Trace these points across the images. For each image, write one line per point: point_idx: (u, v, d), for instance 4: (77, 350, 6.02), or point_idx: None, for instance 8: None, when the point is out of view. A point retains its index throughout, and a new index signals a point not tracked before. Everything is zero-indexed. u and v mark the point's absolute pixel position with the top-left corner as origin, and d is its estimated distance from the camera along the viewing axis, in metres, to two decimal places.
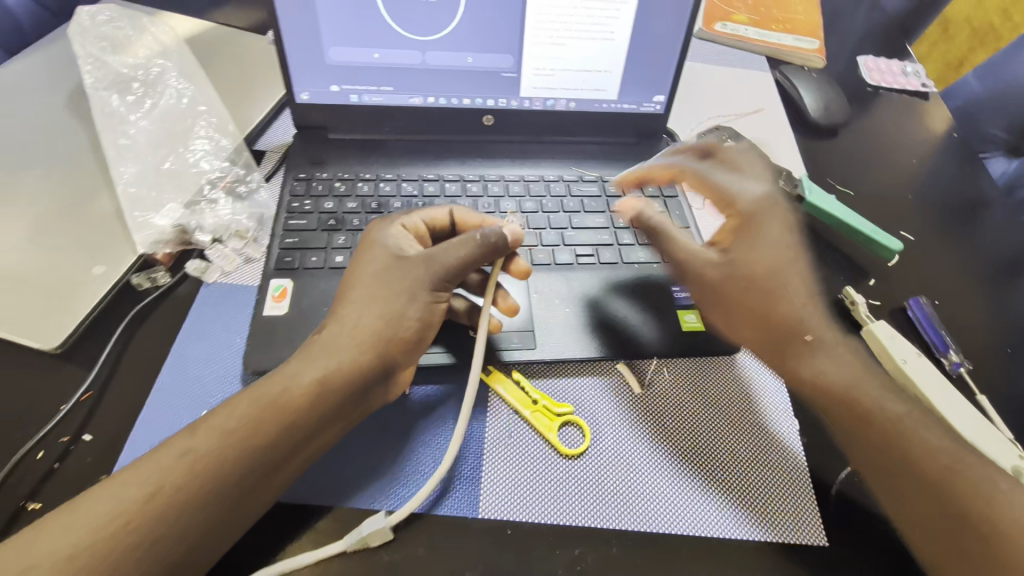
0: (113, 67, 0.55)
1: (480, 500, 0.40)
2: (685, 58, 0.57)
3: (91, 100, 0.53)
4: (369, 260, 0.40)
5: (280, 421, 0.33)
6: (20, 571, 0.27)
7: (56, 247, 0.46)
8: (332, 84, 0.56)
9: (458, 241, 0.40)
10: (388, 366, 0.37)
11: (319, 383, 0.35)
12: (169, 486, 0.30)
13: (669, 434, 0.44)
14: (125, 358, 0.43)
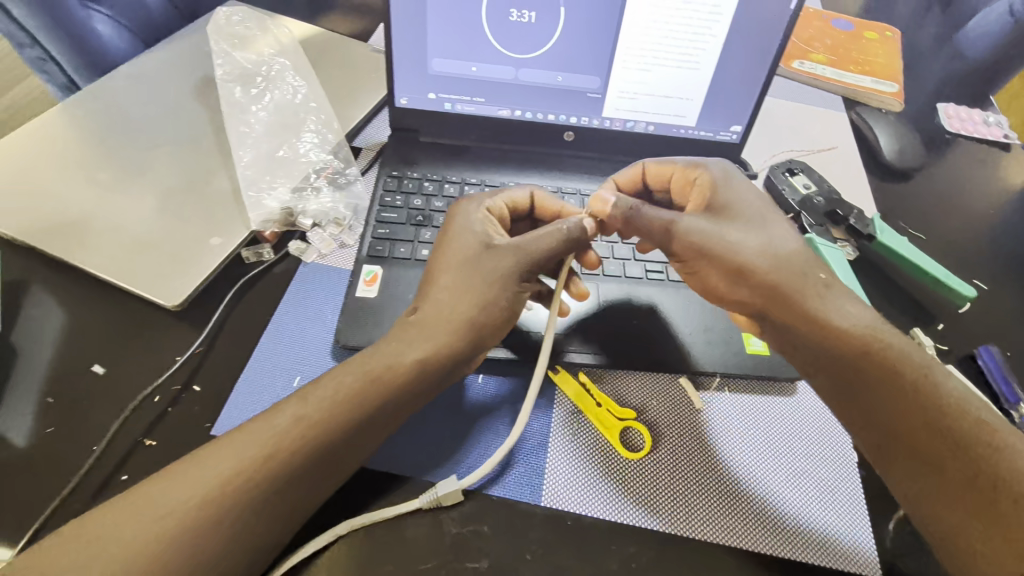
0: (240, 62, 0.62)
1: (543, 489, 0.42)
2: (767, 92, 0.59)
3: (219, 90, 0.59)
4: (459, 248, 0.44)
5: (379, 387, 0.37)
6: (157, 494, 0.31)
7: (181, 216, 0.51)
8: (430, 92, 0.60)
9: (545, 233, 0.44)
10: (475, 348, 0.41)
11: (415, 357, 0.38)
12: (284, 436, 0.34)
13: (727, 452, 0.45)
14: (231, 321, 0.48)
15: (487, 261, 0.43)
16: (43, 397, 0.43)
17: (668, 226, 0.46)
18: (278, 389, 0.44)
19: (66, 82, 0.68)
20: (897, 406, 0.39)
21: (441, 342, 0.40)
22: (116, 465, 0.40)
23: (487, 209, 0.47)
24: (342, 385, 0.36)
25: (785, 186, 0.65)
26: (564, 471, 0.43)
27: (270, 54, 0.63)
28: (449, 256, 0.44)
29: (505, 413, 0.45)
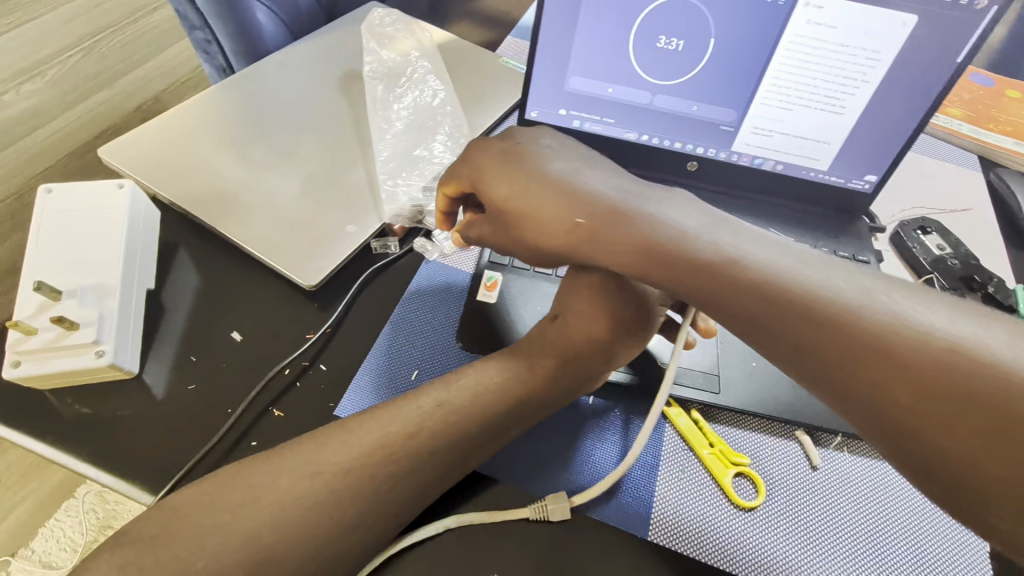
0: (385, 61, 0.66)
1: (651, 524, 0.41)
2: (912, 145, 0.56)
3: (366, 87, 0.63)
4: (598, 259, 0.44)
5: None
6: (306, 468, 0.33)
7: (321, 201, 0.53)
8: (561, 108, 0.61)
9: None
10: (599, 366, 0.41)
11: None
12: (424, 429, 0.35)
13: (844, 516, 0.43)
14: (357, 307, 0.50)
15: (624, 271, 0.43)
16: (183, 355, 0.45)
17: (567, 219, 0.41)
18: (398, 379, 0.45)
19: (221, 65, 0.74)
20: (919, 391, 0.28)
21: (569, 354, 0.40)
22: (245, 430, 0.42)
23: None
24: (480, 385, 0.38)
25: (916, 244, 0.62)
26: (672, 507, 0.42)
27: (414, 57, 0.67)
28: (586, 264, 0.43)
29: (614, 433, 0.44)
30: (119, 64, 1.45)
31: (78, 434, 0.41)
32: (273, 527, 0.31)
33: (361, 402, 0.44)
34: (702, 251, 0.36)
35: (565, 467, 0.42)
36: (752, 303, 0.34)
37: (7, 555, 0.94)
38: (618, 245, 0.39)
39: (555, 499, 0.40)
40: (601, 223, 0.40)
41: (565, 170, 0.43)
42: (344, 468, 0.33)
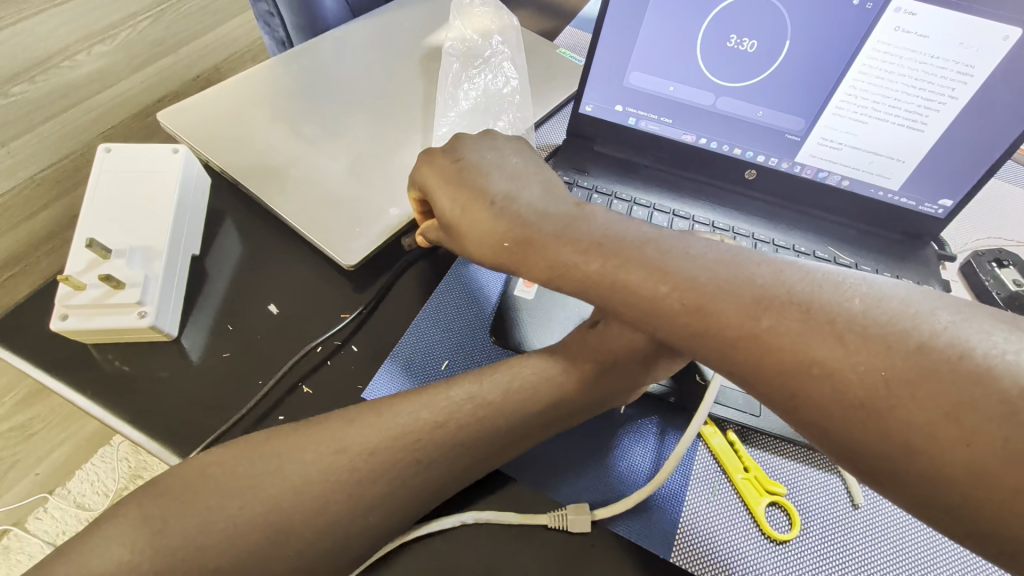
0: (462, 34, 0.64)
1: (675, 546, 0.39)
2: (996, 171, 0.52)
3: (442, 65, 0.61)
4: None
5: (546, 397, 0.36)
6: (331, 447, 0.32)
7: (368, 181, 0.53)
8: (618, 104, 0.59)
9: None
10: (633, 382, 0.39)
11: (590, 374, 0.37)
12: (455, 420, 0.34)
13: (883, 560, 0.40)
14: (394, 291, 0.49)
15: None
16: (221, 323, 0.46)
17: (491, 232, 0.41)
18: (427, 368, 0.45)
19: (281, 37, 0.74)
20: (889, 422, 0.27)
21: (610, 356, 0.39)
22: (274, 404, 0.42)
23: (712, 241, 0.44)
24: (517, 382, 0.37)
25: (990, 278, 0.57)
26: (699, 531, 0.40)
27: (492, 34, 0.64)
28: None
29: (644, 446, 0.43)
30: (184, 32, 1.49)
31: (116, 390, 0.42)
32: (292, 506, 0.30)
33: (388, 387, 0.43)
34: (632, 269, 0.35)
35: (591, 477, 0.41)
36: (731, 316, 0.32)
37: (44, 492, 0.98)
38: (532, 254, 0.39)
39: (578, 510, 0.38)
40: (524, 238, 0.40)
41: (502, 185, 0.43)
42: (370, 452, 0.32)
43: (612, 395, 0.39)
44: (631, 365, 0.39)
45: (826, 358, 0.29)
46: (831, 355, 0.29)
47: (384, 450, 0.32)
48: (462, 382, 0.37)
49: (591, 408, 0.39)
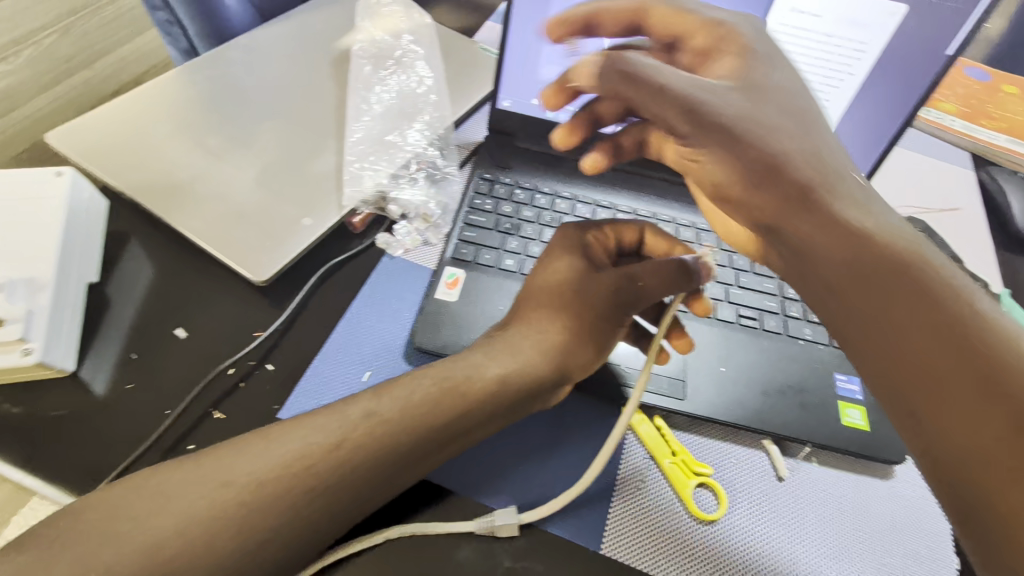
0: (375, 36, 0.63)
1: (606, 538, 0.39)
2: (899, 139, 0.52)
3: (352, 65, 0.60)
4: (563, 267, 0.40)
5: (456, 408, 0.34)
6: (219, 479, 0.30)
7: (279, 193, 0.51)
8: (534, 97, 0.58)
9: (658, 264, 0.40)
10: (562, 376, 0.38)
11: (498, 382, 0.35)
12: (349, 442, 0.32)
13: (808, 529, 0.41)
14: (311, 305, 0.48)
15: (592, 286, 0.39)
16: (125, 353, 0.43)
17: (688, 100, 0.31)
18: (347, 380, 0.44)
19: (185, 47, 0.71)
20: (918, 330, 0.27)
21: (525, 359, 0.36)
22: (182, 435, 0.40)
23: (591, 238, 0.42)
24: (417, 395, 0.34)
25: None
26: (631, 522, 0.40)
27: (405, 35, 0.64)
28: (552, 274, 0.40)
29: (573, 443, 0.43)
30: (99, 45, 1.42)
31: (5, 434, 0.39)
32: (177, 547, 0.28)
33: (305, 405, 0.42)
34: (823, 230, 0.29)
35: (519, 477, 0.41)
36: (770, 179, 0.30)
37: None
38: (657, 91, 0.32)
39: (505, 515, 0.38)
40: (689, 98, 0.31)
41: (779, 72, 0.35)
42: (261, 483, 0.30)
43: (540, 394, 0.38)
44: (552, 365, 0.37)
45: (868, 305, 0.28)
46: (876, 306, 0.28)
47: (273, 482, 0.31)
48: (357, 399, 0.34)
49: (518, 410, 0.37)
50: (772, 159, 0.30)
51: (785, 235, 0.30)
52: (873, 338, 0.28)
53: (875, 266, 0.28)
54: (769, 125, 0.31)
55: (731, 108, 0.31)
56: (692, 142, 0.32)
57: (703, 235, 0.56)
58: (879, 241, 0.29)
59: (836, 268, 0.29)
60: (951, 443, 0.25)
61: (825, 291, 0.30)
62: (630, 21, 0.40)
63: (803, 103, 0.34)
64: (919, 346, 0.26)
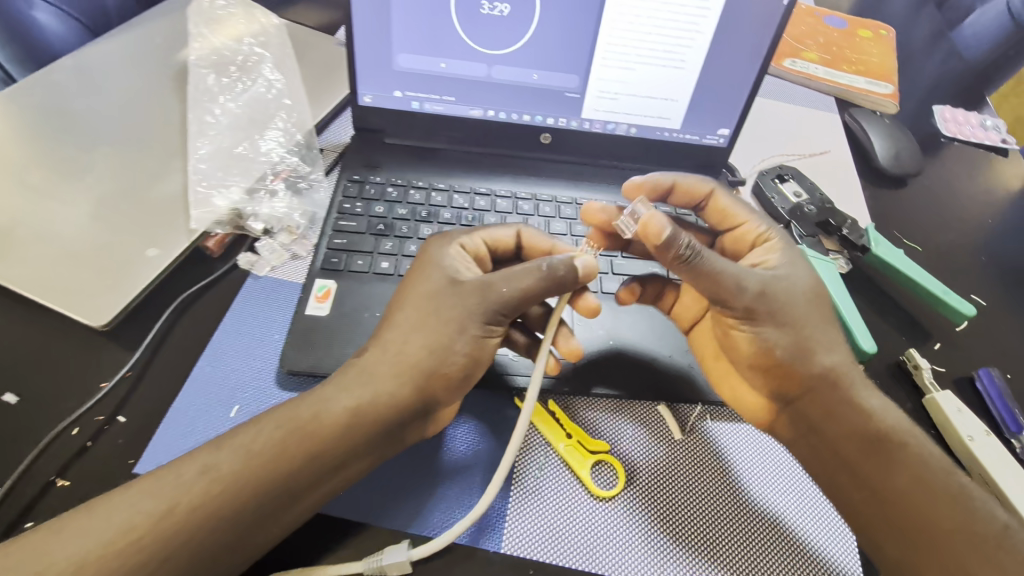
0: (217, 44, 0.58)
1: (506, 534, 0.38)
2: (758, 89, 0.54)
3: (189, 75, 0.55)
4: (426, 280, 0.39)
5: (306, 449, 0.33)
6: (31, 568, 0.28)
7: (120, 227, 0.46)
8: (395, 89, 0.55)
9: (523, 269, 0.38)
10: (427, 404, 0.37)
11: (348, 416, 0.34)
12: (182, 506, 0.30)
13: (704, 488, 0.42)
14: (169, 341, 0.44)
15: (452, 299, 0.38)
16: None
17: (738, 281, 0.41)
18: (213, 420, 0.40)
19: None
20: (863, 455, 0.39)
21: (377, 387, 0.35)
22: (21, 512, 0.36)
23: (461, 246, 0.42)
24: (259, 441, 0.33)
25: (774, 193, 0.61)
26: (530, 513, 0.39)
27: (251, 39, 0.59)
28: (414, 290, 0.39)
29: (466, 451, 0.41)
30: None
31: None
32: None
33: (166, 455, 0.38)
34: (846, 411, 0.40)
35: (411, 490, 0.39)
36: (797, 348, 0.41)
37: None
38: (709, 276, 0.40)
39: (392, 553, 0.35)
40: (738, 281, 0.41)
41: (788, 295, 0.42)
42: (81, 566, 0.28)
43: (410, 421, 0.36)
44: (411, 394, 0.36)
45: (878, 478, 0.38)
46: (879, 481, 0.38)
47: (96, 563, 0.28)
48: (196, 453, 0.32)
49: (387, 445, 0.36)
50: (810, 341, 0.41)
51: (824, 423, 0.40)
52: (868, 502, 0.38)
53: (877, 444, 0.39)
54: (802, 285, 0.42)
55: (755, 280, 0.41)
56: (747, 308, 0.41)
57: (584, 209, 0.56)
58: (875, 419, 0.39)
59: (847, 447, 0.39)
60: (927, 556, 0.36)
61: (841, 465, 0.39)
62: (696, 201, 0.49)
63: (794, 277, 0.43)
64: (873, 491, 0.38)
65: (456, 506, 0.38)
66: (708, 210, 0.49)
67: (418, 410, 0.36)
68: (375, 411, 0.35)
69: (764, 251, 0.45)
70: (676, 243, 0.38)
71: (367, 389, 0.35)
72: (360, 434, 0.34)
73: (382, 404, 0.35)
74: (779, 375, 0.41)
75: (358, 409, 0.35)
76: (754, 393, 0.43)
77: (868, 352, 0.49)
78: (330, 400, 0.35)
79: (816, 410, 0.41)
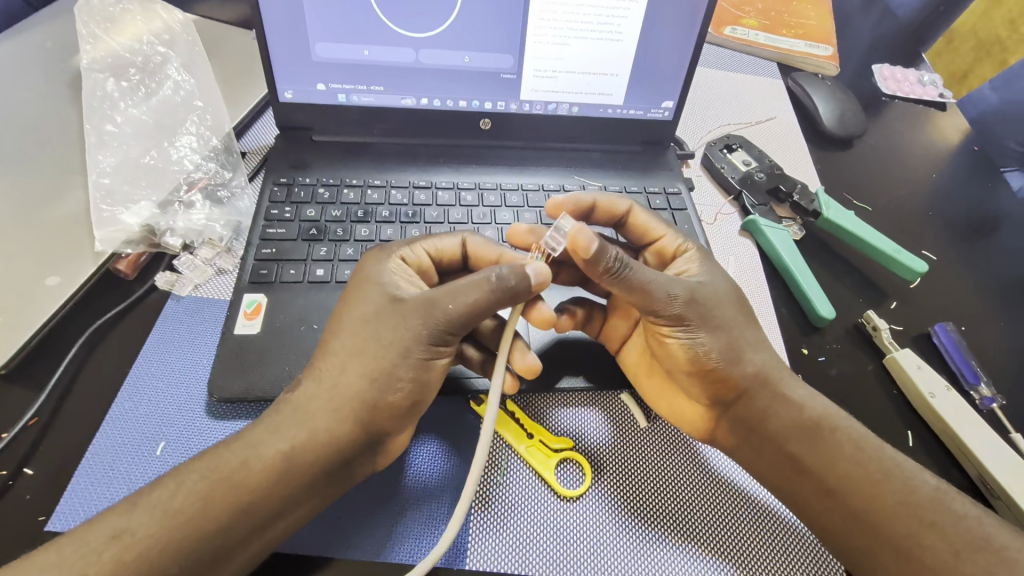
0: (116, 49, 0.52)
1: (470, 549, 0.36)
2: (699, 56, 0.50)
3: (84, 81, 0.50)
4: (363, 300, 0.36)
5: (236, 501, 0.30)
6: None
7: (12, 256, 0.42)
8: (318, 82, 0.49)
9: (468, 282, 0.34)
10: (372, 439, 0.34)
11: (283, 460, 0.31)
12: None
13: (674, 475, 0.40)
14: (83, 377, 0.40)
15: (393, 320, 0.34)
16: None
17: (668, 290, 0.38)
18: (137, 464, 0.36)
19: None
20: (805, 444, 0.37)
21: (312, 425, 0.33)
22: None
23: (401, 259, 0.39)
24: (180, 498, 0.30)
25: (724, 163, 0.60)
26: (494, 523, 0.37)
27: (152, 39, 0.53)
28: (351, 312, 0.35)
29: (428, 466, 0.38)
30: None
31: None
32: None
33: (85, 510, 0.34)
34: (780, 405, 0.39)
35: (363, 513, 0.36)
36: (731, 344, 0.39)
37: None
38: (638, 289, 0.37)
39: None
40: (668, 290, 0.38)
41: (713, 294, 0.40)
42: None
43: (357, 456, 0.34)
44: (354, 431, 0.33)
45: (819, 465, 0.37)
46: (820, 468, 0.36)
47: None
48: (106, 516, 0.29)
49: (332, 484, 0.33)
50: (738, 342, 0.39)
51: (762, 420, 0.39)
52: (812, 490, 0.36)
53: (814, 432, 0.38)
54: (726, 289, 0.40)
55: (685, 288, 0.38)
56: (678, 315, 0.38)
57: (531, 195, 0.53)
58: (808, 408, 0.39)
59: (786, 438, 0.38)
60: (879, 536, 0.34)
61: (783, 458, 0.38)
62: (615, 218, 0.46)
63: (716, 278, 0.41)
64: (822, 482, 0.36)
65: (416, 526, 0.36)
66: (628, 228, 0.46)
67: (363, 445, 0.33)
68: (311, 452, 0.32)
69: (685, 261, 0.42)
70: (604, 257, 0.35)
71: (301, 430, 0.32)
72: (296, 480, 0.31)
73: (319, 444, 0.32)
74: (713, 381, 0.39)
75: (292, 452, 0.32)
76: (692, 403, 0.41)
77: (826, 318, 0.48)
78: (260, 445, 0.32)
79: (752, 407, 0.39)
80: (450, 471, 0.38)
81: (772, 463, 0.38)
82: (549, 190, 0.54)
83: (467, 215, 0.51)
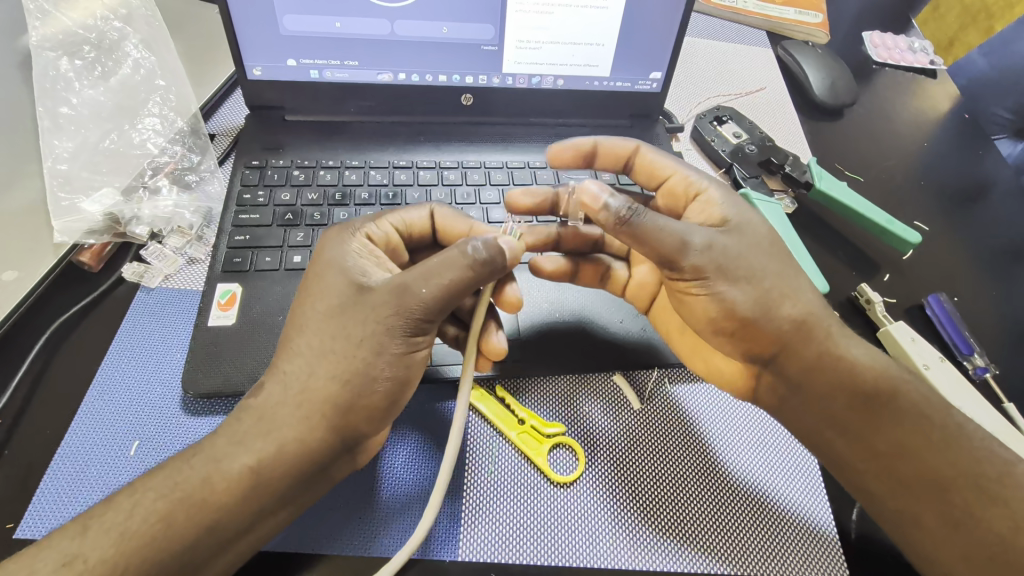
0: (67, 24, 0.48)
1: (461, 539, 0.35)
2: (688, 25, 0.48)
3: (33, 60, 0.46)
4: (328, 289, 0.33)
5: (195, 516, 0.29)
6: None
7: None
8: (288, 58, 0.46)
9: (441, 261, 0.32)
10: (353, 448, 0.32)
11: (247, 470, 0.30)
12: None
13: (669, 458, 0.39)
14: (48, 376, 0.38)
15: (361, 311, 0.32)
16: None
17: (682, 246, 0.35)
18: (110, 464, 0.35)
19: None
20: (865, 411, 0.35)
21: (279, 433, 0.31)
22: None
23: (366, 237, 0.37)
24: (136, 519, 0.28)
25: (713, 135, 0.58)
26: (488, 509, 0.36)
27: (108, 13, 0.49)
28: (319, 305, 0.33)
29: (412, 460, 0.37)
30: None
31: None
32: None
33: (56, 517, 0.33)
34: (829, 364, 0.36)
35: (344, 512, 0.35)
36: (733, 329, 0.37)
37: None
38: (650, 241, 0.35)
39: None
40: (682, 244, 0.35)
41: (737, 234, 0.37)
42: None
43: (332, 463, 0.32)
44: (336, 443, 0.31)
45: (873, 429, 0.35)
46: (868, 436, 0.35)
47: None
48: (70, 532, 0.28)
49: (307, 490, 0.32)
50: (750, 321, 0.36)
51: (805, 385, 0.37)
52: (869, 460, 0.35)
53: (863, 397, 0.35)
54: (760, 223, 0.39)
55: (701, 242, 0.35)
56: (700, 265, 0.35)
57: (516, 172, 0.51)
58: (861, 369, 0.36)
59: (834, 399, 0.36)
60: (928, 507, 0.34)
61: (829, 423, 0.36)
62: (623, 160, 0.45)
63: (740, 225, 0.38)
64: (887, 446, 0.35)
65: (397, 526, 0.35)
66: (637, 170, 0.45)
67: (339, 450, 0.32)
68: (274, 461, 0.30)
69: (703, 204, 0.40)
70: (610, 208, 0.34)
71: (272, 443, 0.31)
72: (260, 491, 0.30)
73: (288, 453, 0.31)
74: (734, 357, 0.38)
75: (264, 472, 0.30)
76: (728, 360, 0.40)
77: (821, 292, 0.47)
78: (226, 462, 0.30)
79: (795, 364, 0.37)
80: (431, 462, 0.37)
81: (823, 416, 0.36)
82: (534, 167, 0.52)
83: (450, 195, 0.49)
